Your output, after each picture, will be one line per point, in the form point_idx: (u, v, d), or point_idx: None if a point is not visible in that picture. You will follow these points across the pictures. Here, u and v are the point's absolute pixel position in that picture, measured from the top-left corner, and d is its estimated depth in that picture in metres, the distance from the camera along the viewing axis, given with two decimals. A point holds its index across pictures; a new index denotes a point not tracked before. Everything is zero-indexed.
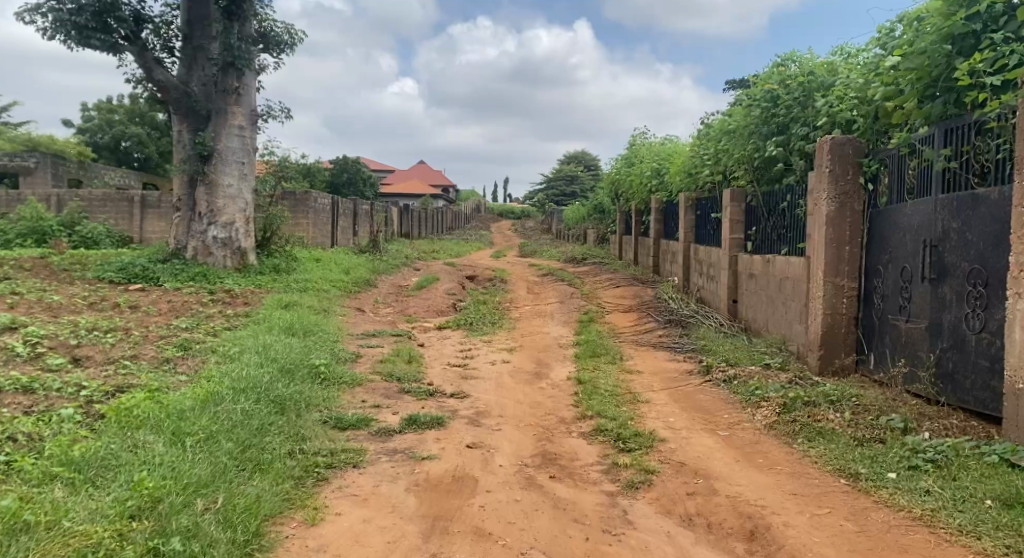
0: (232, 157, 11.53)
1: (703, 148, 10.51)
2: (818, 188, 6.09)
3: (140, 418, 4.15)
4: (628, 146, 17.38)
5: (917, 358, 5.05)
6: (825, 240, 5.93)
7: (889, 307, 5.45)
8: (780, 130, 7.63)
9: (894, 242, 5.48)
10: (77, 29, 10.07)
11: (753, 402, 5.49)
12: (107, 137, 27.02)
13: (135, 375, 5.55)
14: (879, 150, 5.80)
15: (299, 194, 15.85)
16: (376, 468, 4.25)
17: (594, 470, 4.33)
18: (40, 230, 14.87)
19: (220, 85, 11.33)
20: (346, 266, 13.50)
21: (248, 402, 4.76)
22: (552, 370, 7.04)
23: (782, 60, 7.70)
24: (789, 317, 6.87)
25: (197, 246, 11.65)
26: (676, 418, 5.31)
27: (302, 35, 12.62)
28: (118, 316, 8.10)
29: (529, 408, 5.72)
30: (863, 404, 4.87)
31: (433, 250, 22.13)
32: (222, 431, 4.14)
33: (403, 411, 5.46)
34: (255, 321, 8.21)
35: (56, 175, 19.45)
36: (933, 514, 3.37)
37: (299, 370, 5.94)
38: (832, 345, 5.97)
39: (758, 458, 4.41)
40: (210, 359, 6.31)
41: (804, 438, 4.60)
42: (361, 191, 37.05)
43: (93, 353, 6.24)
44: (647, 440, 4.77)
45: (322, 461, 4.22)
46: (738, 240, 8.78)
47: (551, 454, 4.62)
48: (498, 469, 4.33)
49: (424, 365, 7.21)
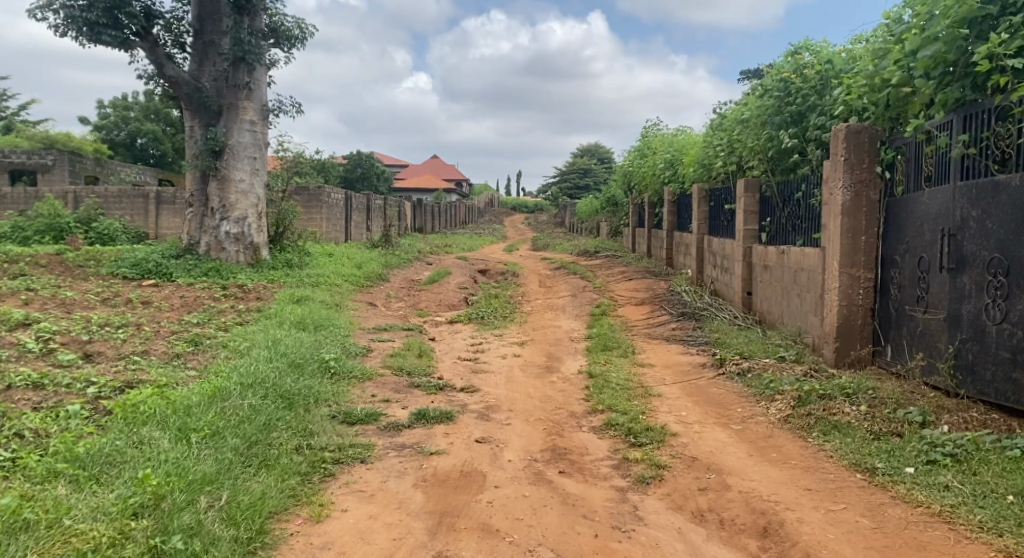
0: (243, 152, 11.58)
1: (717, 139, 10.38)
2: (833, 177, 5.97)
3: (147, 415, 4.14)
4: (640, 138, 17.23)
5: (935, 350, 4.93)
6: (841, 229, 5.82)
7: (908, 298, 5.32)
8: (794, 120, 7.50)
9: (911, 232, 5.35)
10: (88, 25, 10.08)
11: (767, 395, 5.39)
12: (122, 134, 27.25)
13: (144, 371, 5.55)
14: (895, 138, 5.67)
15: (312, 189, 15.87)
16: (384, 463, 4.22)
17: (604, 465, 4.27)
18: (57, 227, 14.98)
19: (231, 80, 11.38)
20: (359, 261, 13.49)
21: (255, 397, 4.74)
22: (563, 364, 6.98)
23: (797, 48, 7.56)
24: (804, 308, 6.77)
25: (210, 241, 11.68)
26: (688, 412, 5.24)
27: (312, 29, 12.57)
28: (132, 312, 8.14)
29: (539, 402, 5.66)
30: (880, 397, 4.76)
31: (445, 244, 22.12)
32: (228, 426, 4.12)
33: (413, 406, 5.42)
34: (266, 315, 8.23)
35: (72, 172, 19.60)
36: (953, 510, 3.27)
37: (308, 366, 5.92)
38: (848, 337, 5.87)
39: (772, 452, 4.33)
40: (221, 353, 6.31)
41: (819, 433, 4.50)
42: (374, 185, 37.18)
43: (104, 348, 6.27)
44: (658, 435, 4.69)
45: (329, 457, 4.19)
46: (752, 231, 8.66)
47: (561, 448, 4.57)
48: (506, 465, 4.28)
49: (435, 360, 7.17)
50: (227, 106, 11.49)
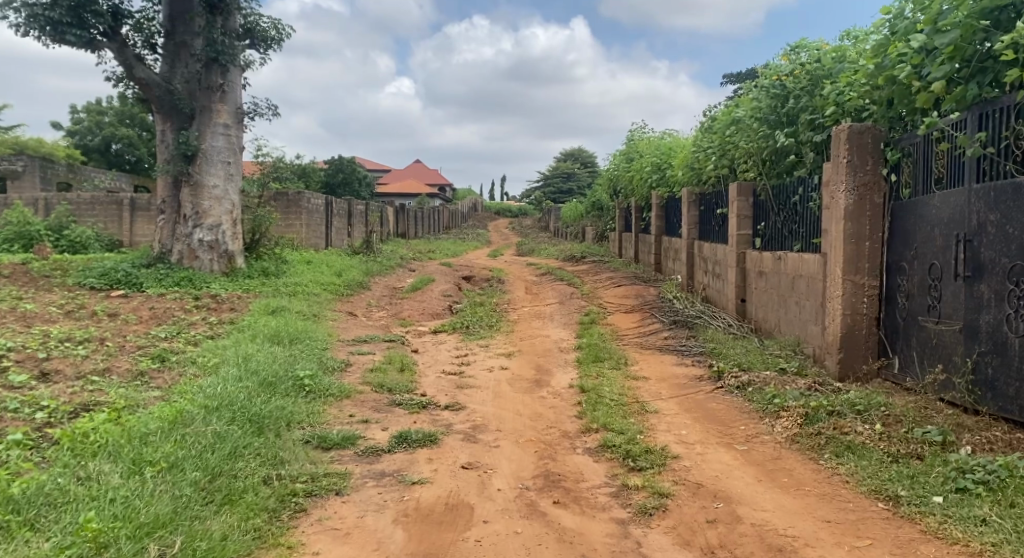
0: (217, 156, 11.15)
1: (707, 141, 10.10)
2: (835, 179, 5.69)
3: (97, 446, 3.73)
4: (626, 141, 16.95)
5: (951, 363, 4.64)
6: (844, 235, 5.53)
7: (918, 308, 5.04)
8: (791, 121, 7.22)
9: (920, 237, 5.08)
10: (51, 24, 9.58)
11: (771, 411, 5.08)
12: (97, 139, 26.64)
13: (103, 392, 5.12)
14: (901, 139, 5.39)
15: (291, 195, 15.46)
16: (361, 496, 3.84)
17: (602, 493, 3.93)
18: (27, 234, 14.40)
19: (204, 82, 11.00)
20: (338, 268, 13.07)
21: (220, 422, 4.32)
22: (553, 378, 6.62)
23: (792, 48, 7.29)
24: (804, 317, 6.48)
25: (183, 250, 11.22)
26: (689, 430, 4.91)
27: (289, 30, 12.11)
28: (96, 326, 7.69)
29: (529, 421, 5.30)
30: (893, 414, 4.45)
31: (428, 250, 21.69)
32: (188, 457, 3.71)
33: (394, 427, 5.05)
34: (239, 328, 7.82)
35: (43, 178, 19.05)
36: (996, 550, 2.96)
37: (282, 385, 5.52)
38: (852, 348, 5.58)
39: (782, 477, 4.00)
40: (188, 371, 5.89)
41: (831, 454, 4.18)
42: (357, 191, 36.67)
43: (62, 367, 5.84)
44: (659, 458, 4.35)
45: (301, 489, 3.80)
46: (746, 236, 8.35)
47: (555, 474, 4.22)
48: (495, 495, 3.92)
49: (418, 374, 6.79)
50: (200, 109, 11.05)
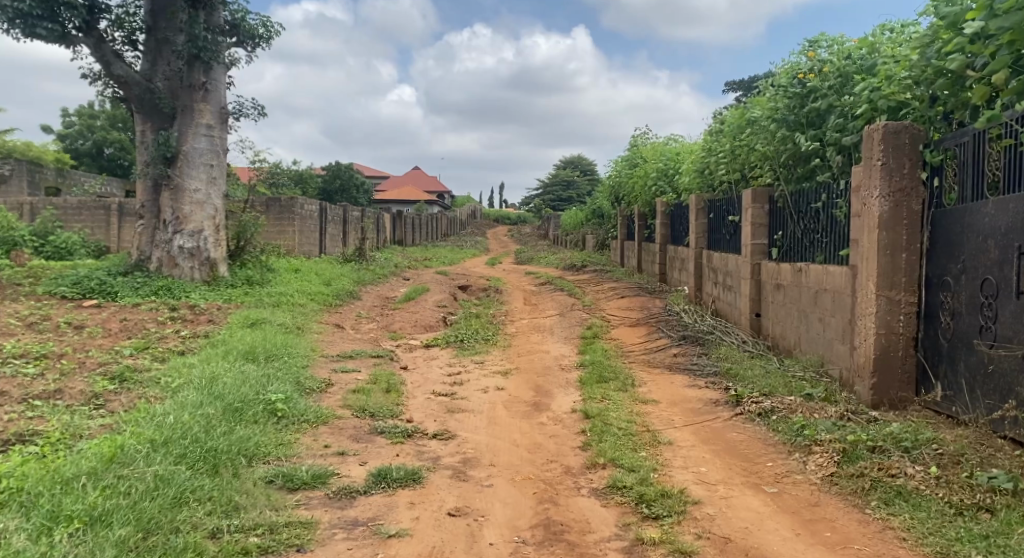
0: (199, 158, 10.54)
1: (718, 145, 9.51)
2: (867, 184, 5.10)
3: (10, 497, 3.14)
4: (628, 147, 16.41)
5: (1012, 393, 4.05)
6: (879, 246, 4.93)
7: (967, 328, 4.46)
8: (812, 121, 6.63)
9: (968, 248, 4.49)
10: (20, 16, 9.00)
11: (802, 446, 4.47)
12: (88, 144, 26.12)
13: (44, 420, 4.51)
14: (944, 139, 4.80)
15: (283, 200, 14.90)
16: (327, 553, 3.23)
17: (612, 550, 3.31)
18: (7, 239, 13.65)
19: (186, 80, 10.37)
20: (327, 277, 12.47)
21: (166, 460, 3.69)
22: (553, 400, 6.01)
23: (813, 43, 6.72)
24: (829, 335, 5.88)
25: (162, 257, 10.63)
26: (709, 467, 4.31)
27: (278, 28, 11.46)
28: (59, 340, 7.07)
29: (527, 453, 4.69)
30: (948, 453, 3.85)
31: (425, 257, 21.06)
32: (119, 507, 3.11)
33: (373, 462, 4.43)
34: (214, 342, 7.20)
35: (31, 183, 18.41)
36: None
37: (249, 411, 4.90)
38: (887, 372, 4.98)
39: (824, 531, 3.40)
40: (148, 394, 5.28)
41: (879, 502, 3.58)
42: (353, 198, 36.09)
43: (8, 388, 5.22)
44: (677, 504, 3.74)
45: (255, 546, 3.19)
46: (761, 246, 7.76)
47: (555, 524, 3.60)
48: (486, 552, 3.31)
49: (406, 396, 6.16)
50: (182, 108, 10.49)
